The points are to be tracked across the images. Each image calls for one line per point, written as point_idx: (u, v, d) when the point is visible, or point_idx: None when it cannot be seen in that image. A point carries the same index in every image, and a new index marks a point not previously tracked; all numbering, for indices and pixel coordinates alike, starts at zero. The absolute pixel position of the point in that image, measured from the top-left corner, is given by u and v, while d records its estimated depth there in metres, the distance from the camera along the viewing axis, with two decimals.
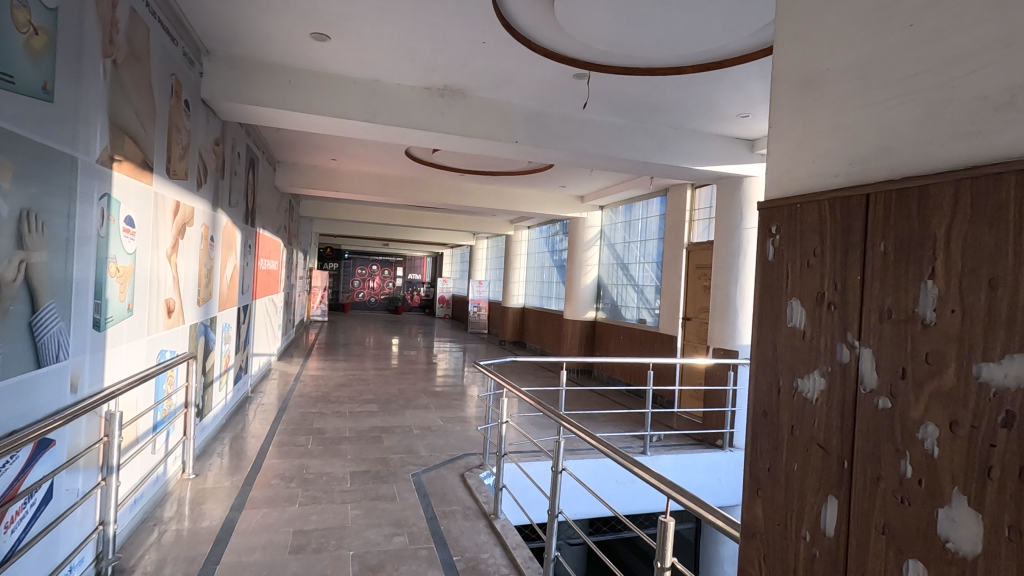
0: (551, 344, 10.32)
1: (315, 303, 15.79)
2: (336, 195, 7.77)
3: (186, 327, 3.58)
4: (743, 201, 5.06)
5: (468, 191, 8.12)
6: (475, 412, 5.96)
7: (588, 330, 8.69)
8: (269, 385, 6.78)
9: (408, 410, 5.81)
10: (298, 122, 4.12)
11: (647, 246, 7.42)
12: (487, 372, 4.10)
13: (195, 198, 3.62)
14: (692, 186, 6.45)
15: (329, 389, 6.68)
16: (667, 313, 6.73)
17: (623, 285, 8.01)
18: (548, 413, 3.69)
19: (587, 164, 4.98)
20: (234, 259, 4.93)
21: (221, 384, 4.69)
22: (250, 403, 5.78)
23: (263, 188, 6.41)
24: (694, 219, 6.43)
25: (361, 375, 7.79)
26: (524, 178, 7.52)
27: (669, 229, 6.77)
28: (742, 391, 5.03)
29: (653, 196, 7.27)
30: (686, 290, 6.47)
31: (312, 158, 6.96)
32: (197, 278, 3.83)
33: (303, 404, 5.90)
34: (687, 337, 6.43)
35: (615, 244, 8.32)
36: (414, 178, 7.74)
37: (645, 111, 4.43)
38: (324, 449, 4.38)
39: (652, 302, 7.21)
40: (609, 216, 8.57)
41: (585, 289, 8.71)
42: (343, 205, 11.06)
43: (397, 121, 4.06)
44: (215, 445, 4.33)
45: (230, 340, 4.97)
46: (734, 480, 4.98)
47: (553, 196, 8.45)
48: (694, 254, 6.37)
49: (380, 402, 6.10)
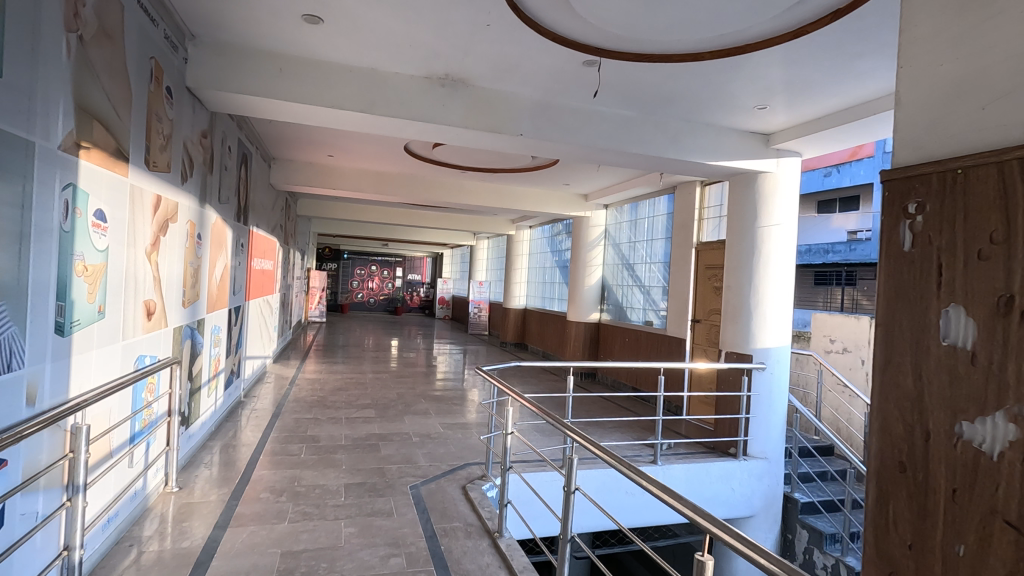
0: (554, 346, 10.09)
1: (313, 304, 15.56)
2: (334, 192, 7.54)
3: (170, 330, 3.36)
4: (757, 197, 4.83)
5: (469, 189, 7.90)
6: (477, 418, 5.73)
7: (592, 332, 8.46)
8: (263, 389, 6.54)
9: (407, 416, 5.58)
10: (291, 113, 3.90)
11: (653, 246, 7.19)
12: (489, 378, 3.87)
13: (179, 193, 3.40)
14: (701, 183, 6.24)
15: (325, 393, 6.44)
16: (675, 315, 6.50)
17: (628, 286, 7.78)
18: (554, 422, 3.45)
19: (595, 159, 4.75)
20: (225, 258, 4.72)
21: (210, 390, 4.46)
22: (242, 408, 5.54)
23: (257, 185, 6.18)
24: (704, 217, 6.21)
25: (359, 378, 7.55)
26: (527, 175, 7.29)
27: (677, 228, 6.56)
28: (757, 397, 4.80)
29: (660, 194, 7.05)
30: (695, 291, 6.25)
31: (309, 153, 6.74)
32: (183, 278, 3.60)
33: (298, 409, 5.67)
34: (696, 340, 6.21)
35: (620, 244, 8.09)
36: (414, 175, 7.52)
37: (657, 103, 4.20)
38: (318, 459, 4.14)
39: (659, 303, 6.98)
40: (614, 215, 8.34)
41: (589, 290, 8.48)
42: (341, 204, 10.83)
43: (396, 112, 3.83)
44: (203, 455, 4.10)
45: (221, 343, 4.75)
46: (748, 491, 4.74)
47: (556, 194, 8.23)
48: (703, 254, 6.16)
49: (377, 407, 5.86)
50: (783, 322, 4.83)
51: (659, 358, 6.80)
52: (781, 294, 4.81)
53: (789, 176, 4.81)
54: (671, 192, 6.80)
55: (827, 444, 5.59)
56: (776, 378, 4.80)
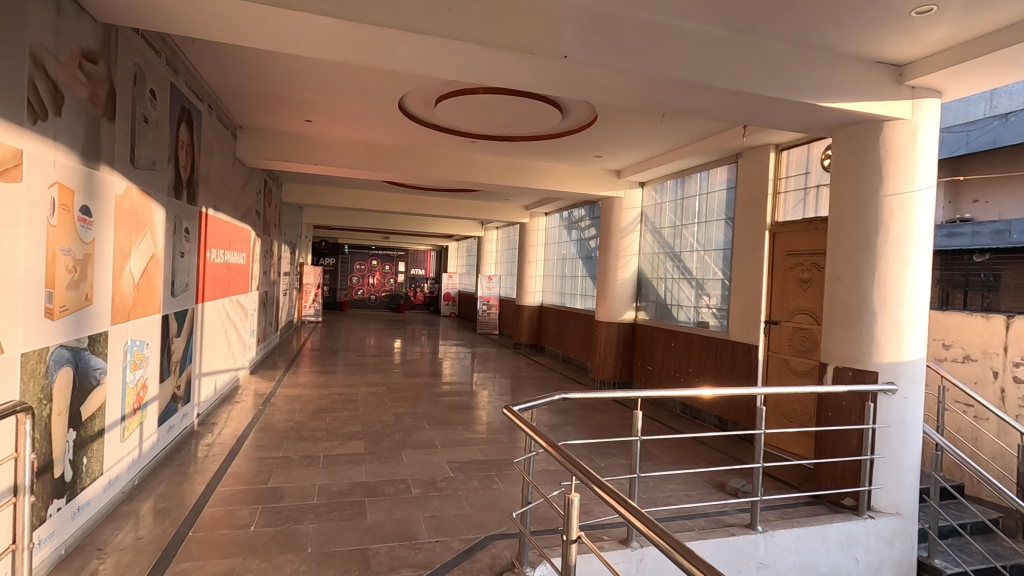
0: (578, 349, 8.78)
1: (308, 302, 14.33)
2: (316, 169, 6.23)
3: (9, 360, 2.07)
4: (883, 155, 3.49)
5: (481, 164, 6.56)
6: (497, 451, 4.42)
7: (626, 334, 7.14)
8: (229, 412, 5.25)
9: (406, 452, 4.28)
10: (219, 22, 2.58)
11: (708, 230, 5.86)
12: (518, 420, 2.56)
13: (22, 133, 2.09)
14: (777, 146, 4.92)
15: (304, 417, 5.14)
16: (742, 315, 5.19)
17: (673, 279, 6.44)
18: (584, 473, 2.16)
19: (660, 104, 3.42)
20: (152, 247, 3.43)
21: (124, 433, 3.16)
22: (190, 445, 4.24)
23: (214, 155, 4.89)
24: (780, 190, 4.88)
25: (351, 394, 6.26)
26: (551, 144, 5.97)
27: (745, 204, 5.23)
28: (886, 431, 3.46)
29: (715, 165, 5.72)
30: (770, 285, 4.91)
31: (282, 118, 5.42)
32: (48, 274, 2.31)
33: (265, 443, 4.37)
34: (772, 347, 4.88)
35: (661, 229, 6.74)
36: (413, 147, 6.21)
37: (760, 11, 2.86)
38: (270, 536, 2.84)
39: (717, 300, 5.65)
40: (651, 195, 7.00)
41: (622, 285, 7.14)
42: (333, 188, 9.56)
43: (377, 18, 2.52)
44: (106, 533, 2.81)
45: (147, 364, 3.46)
46: (876, 560, 3.41)
47: (584, 170, 6.89)
48: (781, 237, 4.83)
49: (369, 438, 4.56)
50: (919, 327, 3.50)
51: (718, 368, 5.47)
52: (919, 287, 3.48)
53: (927, 124, 3.47)
54: (732, 162, 5.48)
55: (960, 483, 4.24)
56: (911, 404, 3.47)
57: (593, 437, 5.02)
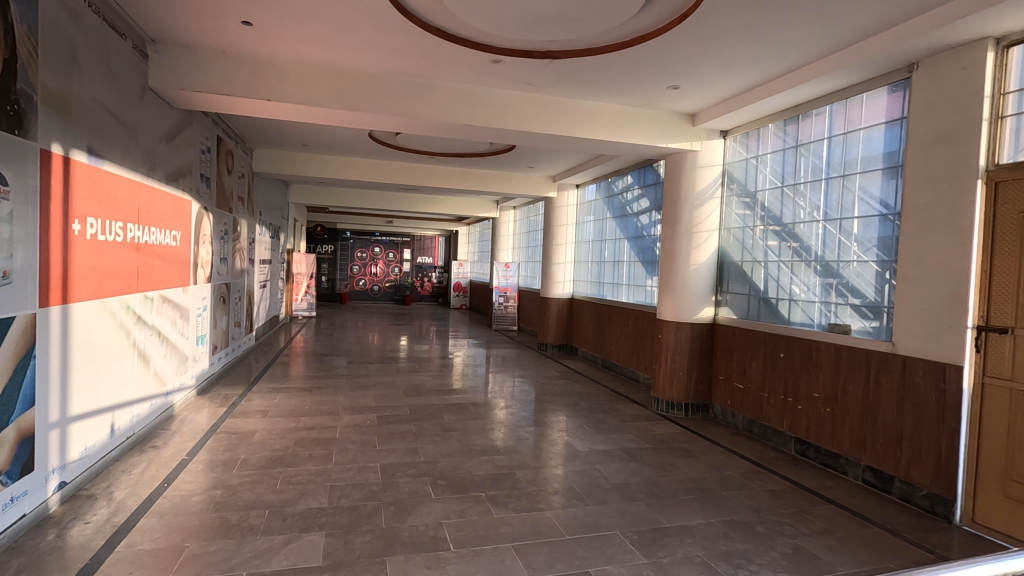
0: (625, 354, 6.93)
1: (298, 296, 12.41)
2: (274, 109, 4.37)
3: None
4: None
5: (507, 104, 4.66)
6: (550, 556, 2.59)
7: (701, 338, 5.27)
8: (132, 469, 3.43)
9: (392, 563, 2.46)
10: None
11: (847, 189, 3.95)
12: None
13: None
14: (997, 43, 3.04)
15: (245, 478, 3.34)
16: (924, 317, 3.30)
17: (781, 262, 4.56)
18: None
19: None
20: None
21: None
22: (13, 556, 2.40)
23: (87, 68, 3.04)
24: (1003, 113, 3.01)
25: (327, 427, 4.44)
26: (610, 67, 4.09)
27: (930, 142, 3.30)
28: None
29: (863, 89, 3.80)
30: (986, 268, 3.04)
31: (209, 22, 3.57)
32: None
33: (155, 544, 2.55)
34: (993, 369, 2.99)
35: (760, 194, 4.85)
36: (410, 75, 4.34)
37: None
38: None
39: (867, 293, 3.76)
40: (738, 148, 5.12)
41: (698, 272, 5.24)
42: (316, 155, 7.73)
43: None
44: None
45: None
46: None
47: (648, 113, 5.01)
48: (1011, 190, 2.94)
49: (335, 530, 2.75)
50: None
51: (873, 398, 3.60)
52: None
53: None
54: (900, 80, 3.56)
55: None
56: None
57: (696, 512, 3.16)
